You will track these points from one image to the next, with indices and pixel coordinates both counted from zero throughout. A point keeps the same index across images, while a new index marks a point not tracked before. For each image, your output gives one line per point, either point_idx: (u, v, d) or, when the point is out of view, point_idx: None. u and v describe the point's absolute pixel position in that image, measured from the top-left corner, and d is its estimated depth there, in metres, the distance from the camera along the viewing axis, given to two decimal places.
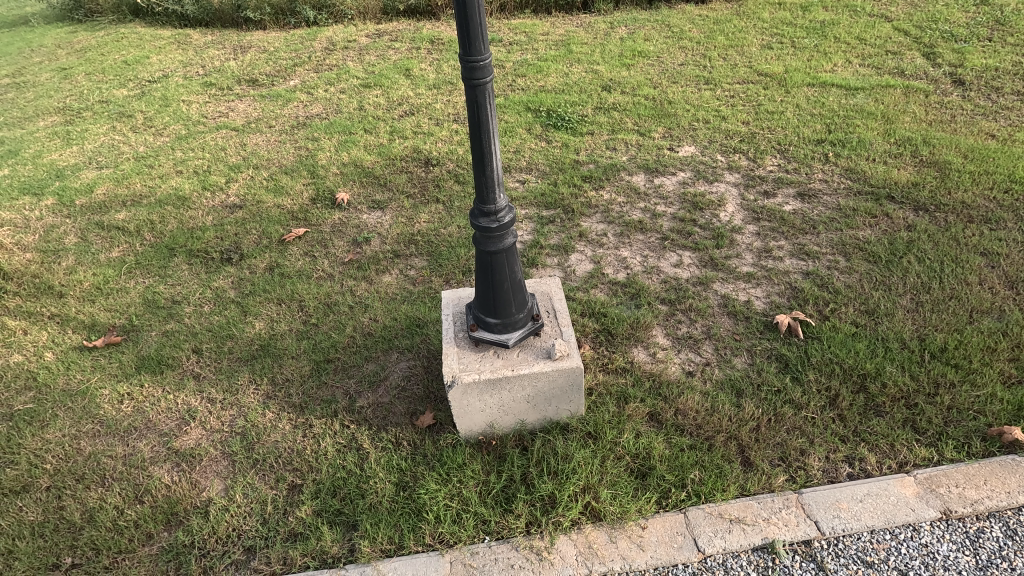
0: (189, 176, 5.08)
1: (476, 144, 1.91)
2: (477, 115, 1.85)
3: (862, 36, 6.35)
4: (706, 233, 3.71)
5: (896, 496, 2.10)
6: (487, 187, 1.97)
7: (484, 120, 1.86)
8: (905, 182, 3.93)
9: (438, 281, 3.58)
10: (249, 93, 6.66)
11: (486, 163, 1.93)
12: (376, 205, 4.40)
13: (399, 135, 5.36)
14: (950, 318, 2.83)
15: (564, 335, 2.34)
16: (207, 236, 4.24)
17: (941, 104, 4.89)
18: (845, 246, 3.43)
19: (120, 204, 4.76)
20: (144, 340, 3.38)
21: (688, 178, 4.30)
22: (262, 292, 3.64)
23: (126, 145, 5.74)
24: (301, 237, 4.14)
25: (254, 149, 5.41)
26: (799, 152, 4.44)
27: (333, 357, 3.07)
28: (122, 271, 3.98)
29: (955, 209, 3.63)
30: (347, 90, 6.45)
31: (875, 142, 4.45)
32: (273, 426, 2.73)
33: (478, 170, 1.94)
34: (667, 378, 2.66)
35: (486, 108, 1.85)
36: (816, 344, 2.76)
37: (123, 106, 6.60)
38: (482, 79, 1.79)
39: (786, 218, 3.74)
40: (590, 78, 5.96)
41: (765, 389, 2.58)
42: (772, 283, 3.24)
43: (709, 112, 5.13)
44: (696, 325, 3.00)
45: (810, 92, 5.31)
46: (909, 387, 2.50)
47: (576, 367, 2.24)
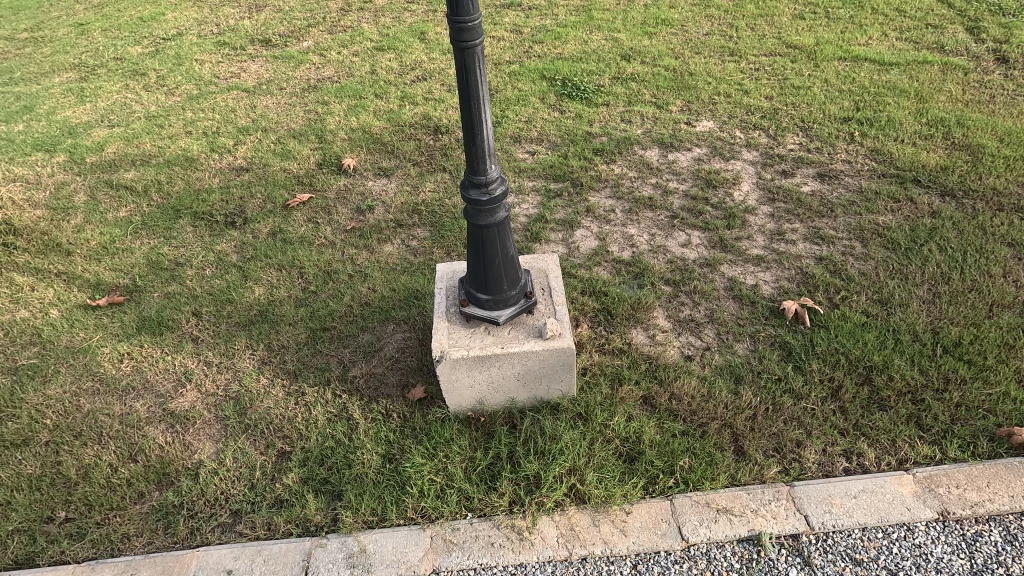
0: (198, 137, 5.04)
1: (466, 113, 1.82)
2: (466, 78, 1.75)
3: (901, 7, 5.98)
4: (717, 212, 3.58)
5: (892, 493, 2.03)
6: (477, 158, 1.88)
7: (474, 87, 1.77)
8: (934, 165, 3.73)
9: (439, 253, 3.53)
10: (262, 54, 6.55)
11: (477, 130, 1.83)
12: (383, 172, 4.33)
13: (409, 101, 5.24)
14: (968, 311, 2.70)
15: (557, 315, 2.28)
16: (213, 198, 4.22)
17: (981, 83, 4.61)
18: (863, 231, 3.29)
19: (130, 163, 4.76)
20: (145, 301, 3.40)
21: (704, 154, 4.14)
22: (264, 257, 3.63)
23: (138, 104, 5.71)
24: (305, 203, 4.10)
25: (264, 111, 5.35)
26: (823, 130, 4.23)
27: (330, 326, 3.06)
28: (128, 231, 4.00)
29: (984, 196, 3.44)
30: (360, 53, 6.30)
31: (905, 122, 4.21)
32: (266, 392, 2.74)
33: (468, 139, 1.85)
34: (664, 361, 2.59)
35: (477, 73, 1.75)
36: (823, 333, 2.66)
37: (137, 63, 6.56)
38: (472, 44, 1.68)
39: (803, 199, 3.59)
40: (609, 46, 5.74)
41: (766, 376, 2.51)
42: (782, 268, 3.12)
43: (731, 85, 4.91)
44: (699, 308, 2.92)
45: (841, 66, 5.05)
46: (917, 382, 2.40)
47: (569, 348, 2.19)
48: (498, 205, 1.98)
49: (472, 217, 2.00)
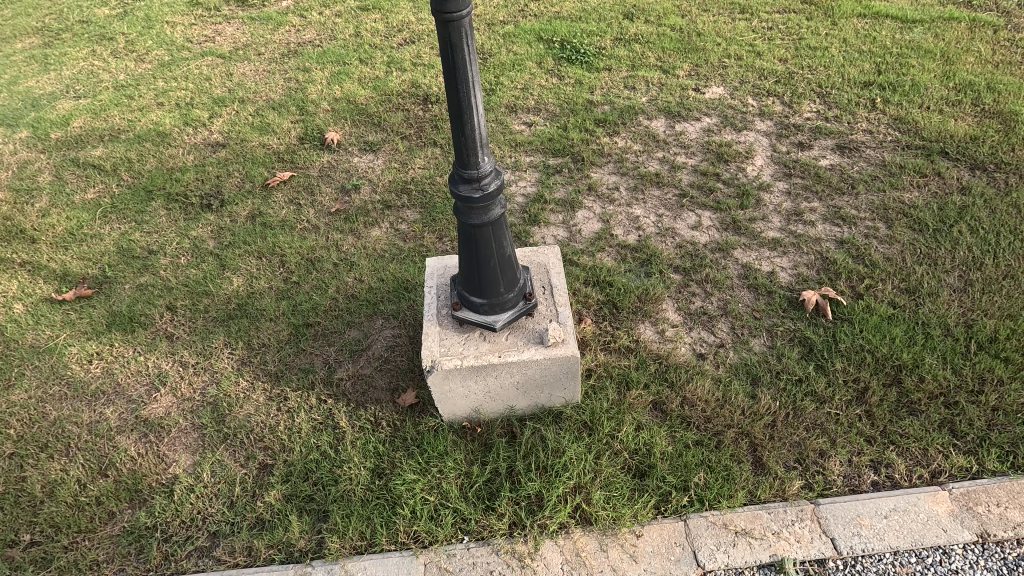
0: (170, 109, 4.70)
1: (453, 98, 1.55)
2: (451, 56, 1.48)
3: None
4: (729, 189, 3.33)
5: (926, 512, 1.87)
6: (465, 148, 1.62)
7: (461, 66, 1.50)
8: (962, 135, 3.45)
9: (430, 237, 3.28)
10: (238, 15, 6.10)
11: (465, 115, 1.57)
12: (369, 147, 4.04)
13: (396, 67, 4.88)
14: (1004, 301, 2.49)
15: (560, 318, 2.06)
16: (187, 177, 3.93)
17: (1012, 42, 4.27)
18: (887, 211, 3.05)
19: (98, 138, 4.44)
20: (116, 294, 3.17)
21: (714, 124, 3.84)
22: (243, 244, 3.38)
23: (105, 72, 5.32)
24: (286, 182, 3.82)
25: (241, 79, 4.98)
26: (842, 97, 3.93)
27: (313, 321, 2.84)
28: (96, 215, 3.72)
29: (1018, 169, 3.18)
30: (343, 13, 5.86)
31: (931, 86, 3.91)
32: (246, 397, 2.55)
33: (455, 126, 1.59)
34: (675, 361, 2.39)
35: (464, 49, 1.48)
36: (847, 327, 2.46)
37: (104, 26, 6.11)
38: (458, 15, 1.41)
39: (821, 174, 3.33)
40: (610, 3, 5.33)
41: (785, 377, 2.31)
42: (800, 253, 2.90)
43: (742, 47, 4.56)
44: (711, 299, 2.70)
45: (861, 24, 4.68)
46: (950, 383, 2.21)
47: (574, 356, 1.98)
48: (491, 201, 1.72)
49: (462, 215, 1.75)
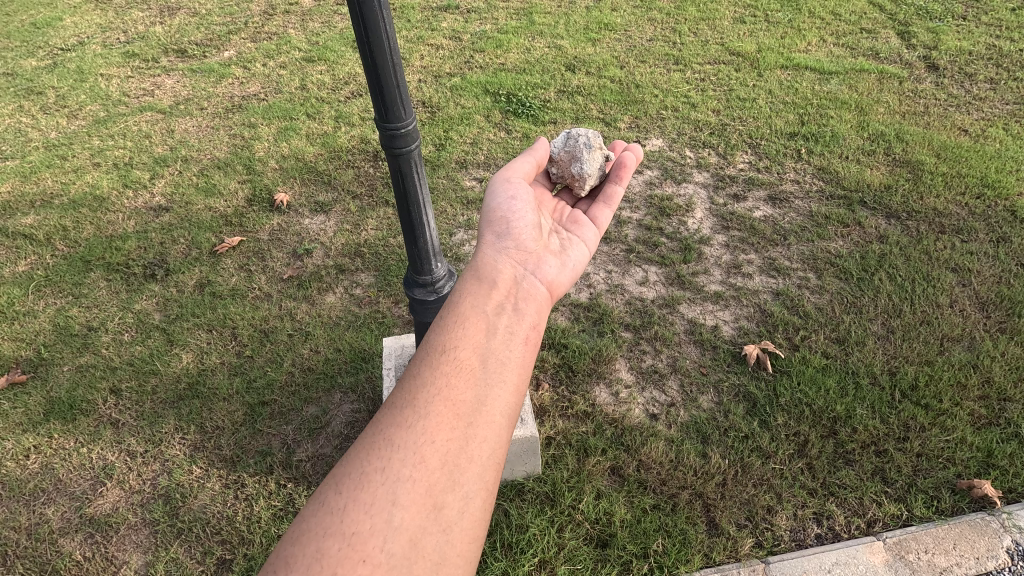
0: (107, 169, 4.52)
1: (405, 218, 1.90)
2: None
3: (837, 10, 5.98)
4: (673, 243, 3.49)
5: (865, 565, 2.03)
6: (406, 136, 1.70)
7: (373, 11, 1.49)
8: (878, 185, 3.76)
9: (386, 302, 3.27)
10: (177, 66, 5.94)
11: (398, 106, 1.63)
12: (320, 207, 4.00)
13: (345, 121, 4.85)
14: (921, 348, 2.73)
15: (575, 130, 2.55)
16: (128, 245, 3.80)
17: (914, 92, 4.68)
18: (816, 261, 3.28)
19: (28, 204, 4.22)
20: (53, 377, 3.03)
21: (655, 177, 4.03)
22: (190, 316, 3.29)
23: (35, 129, 5.06)
24: (234, 246, 3.74)
25: (183, 137, 4.87)
26: (770, 147, 4.20)
27: (269, 399, 2.80)
28: (30, 290, 3.55)
29: (927, 217, 3.49)
30: (288, 65, 5.80)
31: (848, 136, 4.23)
32: (198, 486, 2.50)
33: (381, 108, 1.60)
34: (630, 424, 2.49)
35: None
36: (786, 380, 2.62)
37: (32, 80, 5.78)
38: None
39: (756, 226, 3.54)
40: (553, 55, 5.53)
41: (733, 435, 2.44)
42: (740, 306, 3.06)
43: (678, 98, 4.82)
44: (661, 357, 2.81)
45: (784, 75, 5.02)
46: (879, 432, 2.41)
47: (627, 145, 2.46)
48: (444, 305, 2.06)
49: (416, 313, 2.07)
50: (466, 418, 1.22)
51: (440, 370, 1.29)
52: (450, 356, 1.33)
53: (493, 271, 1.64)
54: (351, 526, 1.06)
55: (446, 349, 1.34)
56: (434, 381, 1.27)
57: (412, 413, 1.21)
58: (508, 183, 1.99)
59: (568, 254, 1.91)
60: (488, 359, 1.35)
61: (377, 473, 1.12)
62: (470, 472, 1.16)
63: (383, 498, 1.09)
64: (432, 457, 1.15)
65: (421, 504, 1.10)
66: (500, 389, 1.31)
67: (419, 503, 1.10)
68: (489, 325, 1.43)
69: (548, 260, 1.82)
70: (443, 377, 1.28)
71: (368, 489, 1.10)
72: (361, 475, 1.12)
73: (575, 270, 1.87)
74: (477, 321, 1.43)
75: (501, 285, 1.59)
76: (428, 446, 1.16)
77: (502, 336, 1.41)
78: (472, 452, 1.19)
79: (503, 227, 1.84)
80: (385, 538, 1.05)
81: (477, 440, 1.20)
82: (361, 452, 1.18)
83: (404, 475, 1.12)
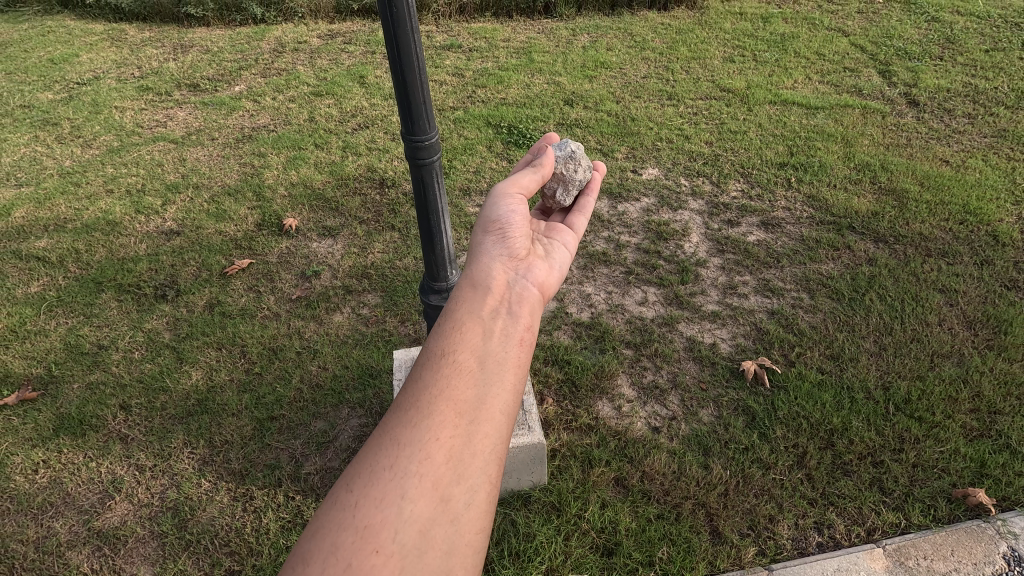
0: (120, 196, 4.65)
1: (426, 227, 2.08)
2: (393, 13, 1.67)
3: (821, 50, 6.29)
4: (671, 266, 3.61)
5: (866, 571, 2.07)
6: (429, 148, 1.89)
7: (405, 39, 1.72)
8: (865, 211, 3.92)
9: (393, 322, 3.35)
10: (190, 100, 6.15)
11: (422, 120, 1.83)
12: (328, 231, 4.12)
13: (352, 151, 5.03)
14: (912, 364, 2.82)
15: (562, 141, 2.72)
16: (140, 267, 3.89)
17: (897, 126, 4.91)
18: (809, 282, 3.39)
19: (42, 228, 4.32)
20: (63, 394, 3.07)
21: (651, 204, 4.18)
22: (200, 335, 3.36)
23: (50, 158, 5.21)
24: (244, 268, 3.83)
25: (194, 165, 5.02)
26: (761, 177, 4.38)
27: (278, 415, 2.86)
28: (41, 310, 3.61)
29: (913, 242, 3.64)
30: (297, 98, 6.02)
31: (836, 167, 4.42)
32: (207, 499, 2.53)
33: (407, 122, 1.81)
34: (633, 437, 2.55)
35: (404, 7, 1.68)
36: (783, 395, 2.70)
37: (48, 111, 5.97)
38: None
39: (750, 249, 3.67)
40: (551, 91, 5.78)
41: (733, 446, 2.51)
42: (737, 324, 3.15)
43: (672, 130, 5.03)
44: (662, 373, 2.89)
45: (772, 110, 5.26)
46: (875, 443, 2.49)
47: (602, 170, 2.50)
48: None
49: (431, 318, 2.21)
50: (469, 417, 1.21)
51: (441, 370, 1.26)
52: (450, 355, 1.29)
53: (487, 273, 1.57)
54: (363, 520, 1.06)
55: (446, 349, 1.31)
56: (435, 381, 1.25)
57: (416, 412, 1.20)
58: (507, 195, 1.86)
59: (552, 258, 1.86)
60: (489, 357, 1.31)
61: (386, 469, 1.12)
62: (476, 466, 1.16)
63: (392, 493, 1.09)
64: (438, 454, 1.14)
65: (429, 498, 1.10)
66: (500, 387, 1.28)
67: (427, 497, 1.10)
68: (488, 323, 1.39)
69: (541, 263, 1.77)
70: (444, 376, 1.25)
71: (378, 485, 1.10)
72: (370, 472, 1.12)
73: (562, 273, 1.83)
74: (477, 320, 1.39)
75: (497, 287, 1.52)
76: (433, 443, 1.15)
77: (501, 335, 1.37)
78: (476, 448, 1.18)
79: (499, 235, 1.75)
80: (396, 530, 1.05)
81: (480, 437, 1.19)
82: (368, 451, 1.16)
83: (411, 470, 1.12)
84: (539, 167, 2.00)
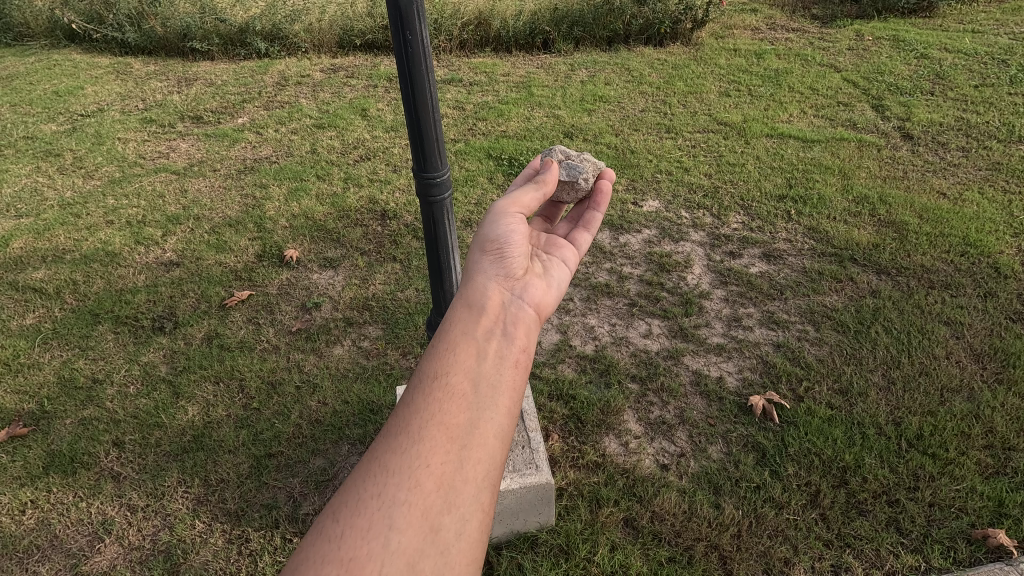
0: (120, 227, 4.64)
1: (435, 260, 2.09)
2: (409, 53, 1.69)
3: (814, 85, 6.43)
4: (674, 297, 3.59)
5: None
6: (440, 185, 1.90)
7: (420, 78, 1.74)
8: (866, 243, 3.94)
9: (394, 355, 3.31)
10: (193, 131, 6.21)
11: (435, 157, 1.84)
12: (328, 263, 4.09)
13: (353, 183, 5.05)
14: (923, 398, 2.78)
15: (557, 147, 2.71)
16: (138, 299, 3.84)
17: (893, 159, 4.98)
18: (814, 314, 3.38)
19: (40, 259, 4.29)
20: (55, 430, 2.99)
21: (653, 235, 4.19)
22: (197, 368, 3.29)
23: (51, 190, 5.21)
24: (243, 300, 3.79)
25: (196, 196, 5.03)
26: (762, 209, 4.40)
27: (276, 452, 2.78)
28: (36, 342, 3.55)
29: (915, 274, 3.64)
30: (299, 131, 6.08)
31: (835, 199, 4.45)
32: (202, 542, 2.46)
33: (419, 158, 1.82)
34: (642, 475, 2.49)
35: (420, 48, 1.70)
36: (793, 431, 2.65)
37: (51, 143, 6.01)
38: (412, 31, 1.67)
39: (753, 281, 3.66)
40: (551, 124, 5.86)
41: (744, 485, 2.45)
42: (743, 357, 3.12)
43: (672, 163, 5.08)
44: (669, 408, 2.84)
45: (769, 143, 5.33)
46: (889, 481, 2.43)
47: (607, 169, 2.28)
48: None
49: None
50: (460, 442, 1.16)
51: (432, 394, 1.22)
52: (442, 377, 1.25)
53: (481, 293, 1.52)
54: (348, 553, 1.01)
55: (438, 371, 1.26)
56: (426, 405, 1.20)
57: (405, 437, 1.15)
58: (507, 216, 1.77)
59: (551, 275, 1.78)
60: (482, 380, 1.27)
61: (373, 498, 1.07)
62: (467, 494, 1.11)
63: (380, 522, 1.05)
64: (427, 481, 1.10)
65: (418, 528, 1.05)
66: (494, 410, 1.23)
67: (416, 527, 1.05)
68: (483, 344, 1.35)
69: (538, 280, 1.70)
70: (434, 399, 1.21)
71: (364, 516, 1.05)
72: (357, 501, 1.07)
73: (561, 291, 1.76)
74: (471, 341, 1.34)
75: (492, 307, 1.47)
76: (423, 469, 1.11)
77: (495, 356, 1.33)
78: (467, 475, 1.13)
79: (497, 254, 1.67)
80: (383, 562, 1.00)
81: (472, 463, 1.15)
82: (356, 478, 1.12)
83: (400, 499, 1.07)
84: (541, 185, 1.90)
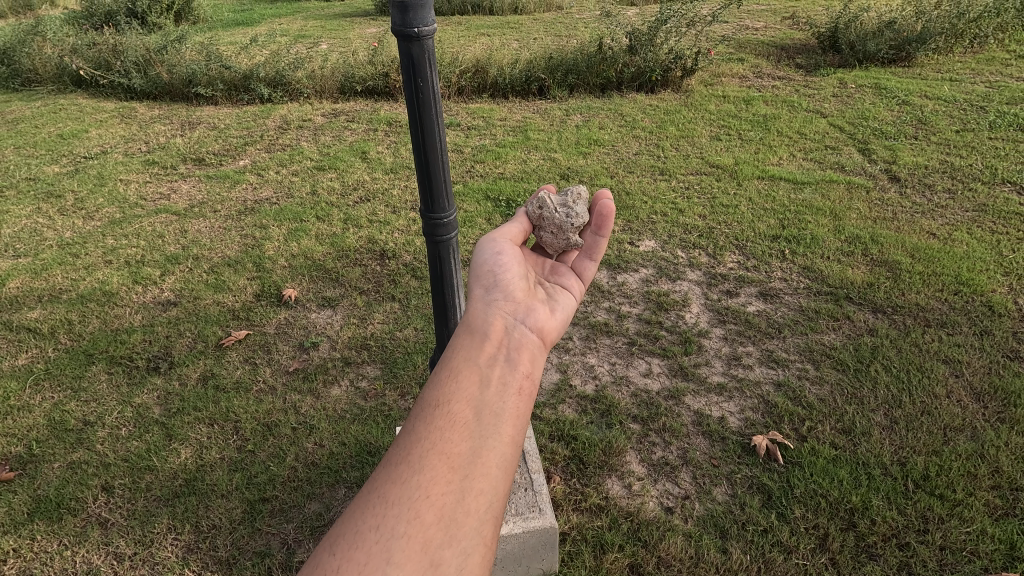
0: (119, 267, 4.64)
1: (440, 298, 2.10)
2: (420, 99, 1.75)
3: (802, 130, 6.63)
4: (673, 336, 3.60)
5: None
6: (447, 225, 1.92)
7: (430, 121, 1.79)
8: (860, 282, 3.98)
9: (392, 395, 3.27)
10: (194, 173, 6.30)
11: (443, 198, 1.88)
12: (327, 302, 4.09)
13: (353, 223, 5.10)
14: (927, 438, 2.77)
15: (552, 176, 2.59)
16: (133, 339, 3.81)
17: (881, 200, 5.10)
18: (812, 353, 3.38)
19: (35, 299, 4.27)
20: (42, 475, 2.91)
21: (650, 275, 4.23)
22: (192, 410, 3.24)
23: (50, 230, 5.23)
24: (241, 339, 3.77)
25: (195, 236, 5.06)
26: (756, 248, 4.46)
27: (270, 496, 2.71)
28: (27, 383, 3.50)
29: (911, 312, 3.67)
30: (300, 173, 6.18)
31: (827, 239, 4.53)
32: None
33: (426, 200, 1.86)
34: (647, 518, 2.44)
35: (430, 95, 1.77)
36: (798, 471, 2.61)
37: (53, 184, 6.07)
38: (424, 77, 1.73)
39: (751, 320, 3.68)
40: (547, 166, 5.99)
41: (751, 528, 2.40)
42: (744, 397, 3.10)
43: (666, 204, 5.18)
44: (671, 448, 2.80)
45: (761, 185, 5.46)
46: (898, 523, 2.40)
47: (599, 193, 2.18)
48: None
49: None
50: (462, 472, 1.14)
51: (434, 423, 1.20)
52: (443, 406, 1.24)
53: (482, 320, 1.52)
54: None
55: (440, 399, 1.25)
56: (427, 434, 1.19)
57: (406, 467, 1.13)
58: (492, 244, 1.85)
59: (552, 304, 1.79)
60: (484, 408, 1.25)
61: (372, 530, 1.05)
62: (468, 527, 1.08)
63: (379, 555, 1.01)
64: (428, 512, 1.07)
65: (418, 562, 1.02)
66: (496, 440, 1.21)
67: (416, 560, 1.02)
68: (485, 371, 1.34)
69: (538, 308, 1.70)
70: (435, 428, 1.19)
71: (362, 549, 1.02)
72: (355, 533, 1.04)
73: (564, 318, 1.76)
74: (473, 368, 1.34)
75: (493, 335, 1.47)
76: (423, 500, 1.08)
77: (497, 384, 1.32)
78: (468, 506, 1.10)
79: (493, 283, 1.71)
80: None
81: (473, 494, 1.12)
82: (355, 510, 1.09)
83: (399, 531, 1.04)
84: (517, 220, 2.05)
